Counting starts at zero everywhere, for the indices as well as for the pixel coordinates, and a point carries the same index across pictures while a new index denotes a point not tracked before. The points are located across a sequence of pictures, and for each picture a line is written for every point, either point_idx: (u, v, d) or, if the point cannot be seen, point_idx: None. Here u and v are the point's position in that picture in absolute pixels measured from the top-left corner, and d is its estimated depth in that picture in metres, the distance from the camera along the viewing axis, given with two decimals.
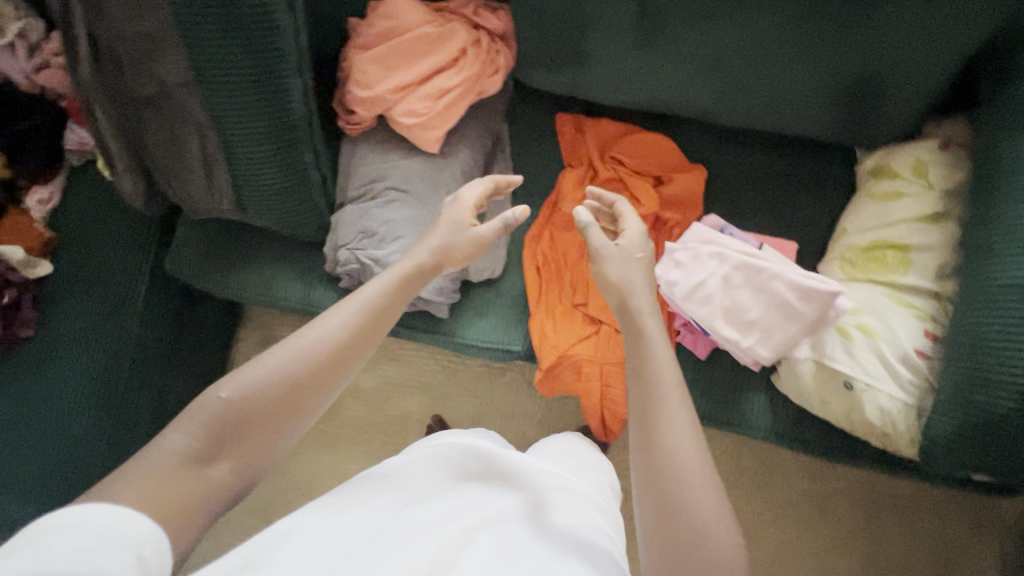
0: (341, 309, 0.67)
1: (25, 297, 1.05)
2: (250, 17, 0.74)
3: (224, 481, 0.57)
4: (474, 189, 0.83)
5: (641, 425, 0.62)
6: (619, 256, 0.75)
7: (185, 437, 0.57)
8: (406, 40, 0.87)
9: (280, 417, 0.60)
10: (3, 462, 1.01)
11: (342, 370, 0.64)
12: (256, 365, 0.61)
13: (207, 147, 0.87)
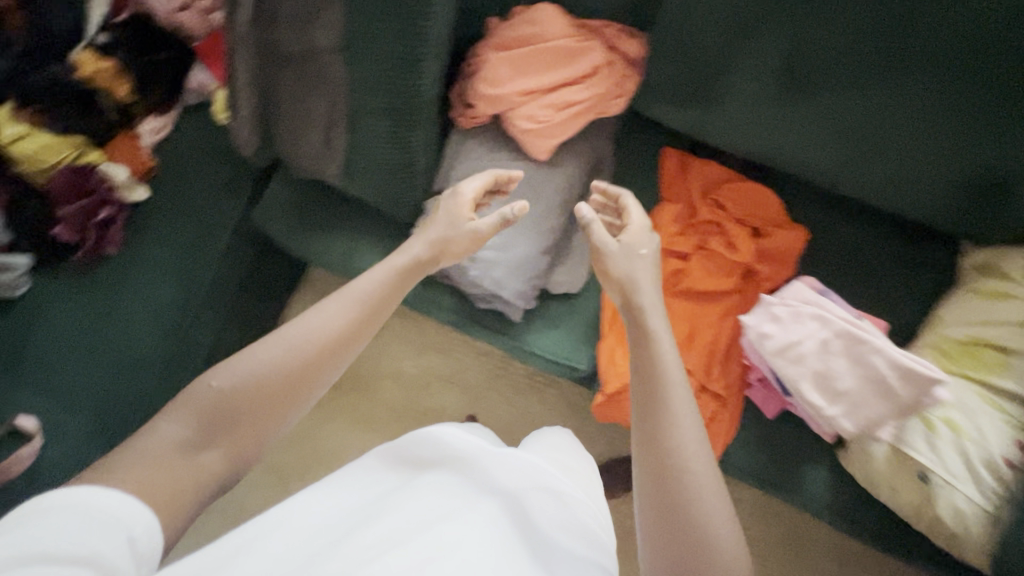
0: (334, 301, 0.65)
1: (119, 217, 1.09)
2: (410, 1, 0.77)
3: (217, 468, 0.58)
4: (469, 180, 0.81)
5: (640, 423, 0.60)
6: (621, 253, 0.73)
7: (178, 427, 0.57)
8: (544, 49, 0.89)
9: (269, 410, 0.59)
10: (65, 371, 1.04)
11: (337, 360, 0.63)
12: (246, 355, 0.60)
13: (330, 112, 0.90)
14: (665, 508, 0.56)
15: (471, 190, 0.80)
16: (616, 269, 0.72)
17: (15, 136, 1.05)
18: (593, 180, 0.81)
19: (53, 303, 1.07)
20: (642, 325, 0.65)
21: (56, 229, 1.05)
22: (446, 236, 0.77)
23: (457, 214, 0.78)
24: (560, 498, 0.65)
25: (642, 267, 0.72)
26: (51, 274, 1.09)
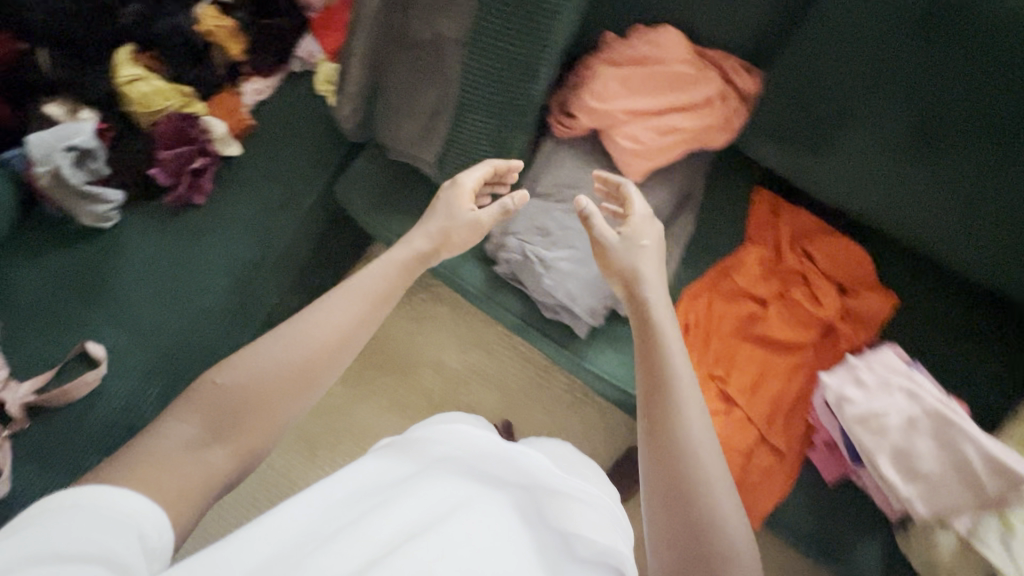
0: (334, 296, 0.66)
1: (211, 168, 1.13)
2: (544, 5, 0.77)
3: (223, 467, 0.56)
4: (468, 170, 0.85)
5: (647, 408, 0.61)
6: (624, 243, 0.76)
7: (186, 423, 0.56)
8: (658, 72, 0.89)
9: (276, 398, 0.59)
10: (137, 307, 1.08)
11: (341, 351, 0.63)
12: (247, 352, 0.60)
13: (438, 100, 0.91)
14: (670, 493, 0.55)
15: (473, 181, 0.84)
16: (622, 260, 0.75)
17: (131, 78, 1.10)
18: (597, 173, 0.85)
19: (135, 240, 1.12)
20: (647, 315, 0.68)
21: (154, 171, 1.10)
22: (446, 227, 0.80)
23: (456, 204, 0.81)
24: (569, 500, 0.63)
25: (638, 257, 0.75)
26: (139, 212, 1.13)
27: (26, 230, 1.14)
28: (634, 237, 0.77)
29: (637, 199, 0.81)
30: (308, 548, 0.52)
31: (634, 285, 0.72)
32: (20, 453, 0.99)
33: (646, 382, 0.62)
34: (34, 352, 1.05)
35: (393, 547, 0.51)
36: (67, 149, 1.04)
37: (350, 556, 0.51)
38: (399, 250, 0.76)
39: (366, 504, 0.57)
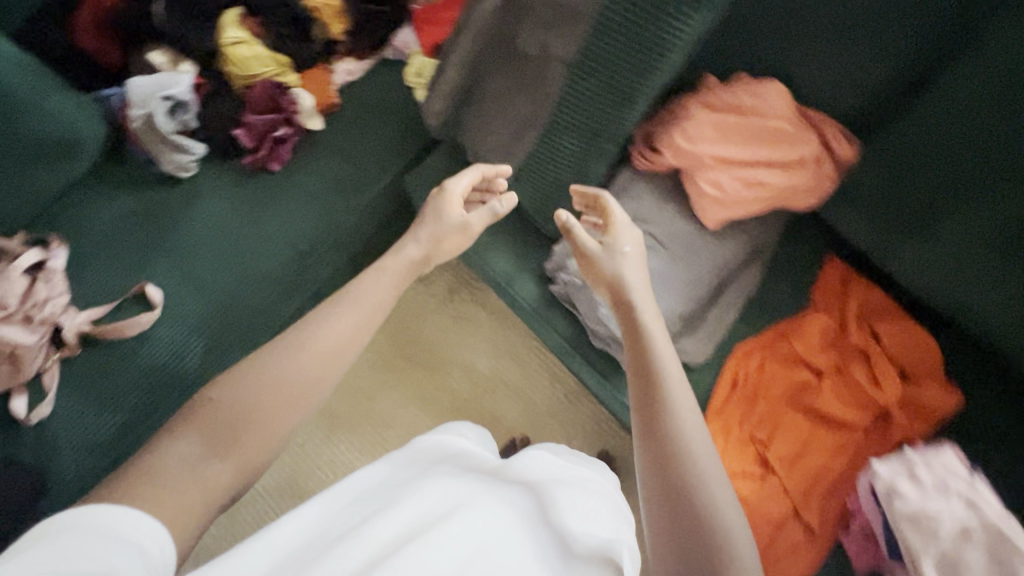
0: (330, 309, 0.68)
1: (292, 138, 1.16)
2: (656, 42, 0.76)
3: (226, 480, 0.55)
4: (456, 177, 0.88)
5: (638, 403, 0.62)
6: (607, 254, 0.79)
7: (188, 440, 0.55)
8: (758, 124, 0.87)
9: (274, 411, 0.59)
10: (199, 260, 1.11)
11: (339, 361, 0.64)
12: (245, 367, 0.61)
13: (529, 115, 0.92)
14: (662, 484, 0.55)
15: (459, 188, 0.87)
16: (609, 268, 0.77)
17: (234, 41, 1.13)
18: (574, 189, 0.88)
19: (208, 195, 1.15)
20: (636, 319, 0.70)
21: (239, 131, 1.13)
22: (436, 233, 0.84)
23: (444, 210, 0.85)
24: (574, 492, 0.67)
25: (620, 264, 0.77)
26: (217, 169, 1.17)
27: (111, 168, 1.19)
28: (613, 246, 0.79)
29: (612, 208, 0.83)
30: (314, 553, 0.54)
31: (622, 291, 0.74)
32: (68, 380, 1.03)
33: (637, 380, 0.64)
34: (98, 285, 1.09)
35: (392, 547, 0.53)
36: (164, 97, 1.09)
37: (352, 558, 0.52)
38: (393, 262, 0.78)
39: (371, 509, 0.60)
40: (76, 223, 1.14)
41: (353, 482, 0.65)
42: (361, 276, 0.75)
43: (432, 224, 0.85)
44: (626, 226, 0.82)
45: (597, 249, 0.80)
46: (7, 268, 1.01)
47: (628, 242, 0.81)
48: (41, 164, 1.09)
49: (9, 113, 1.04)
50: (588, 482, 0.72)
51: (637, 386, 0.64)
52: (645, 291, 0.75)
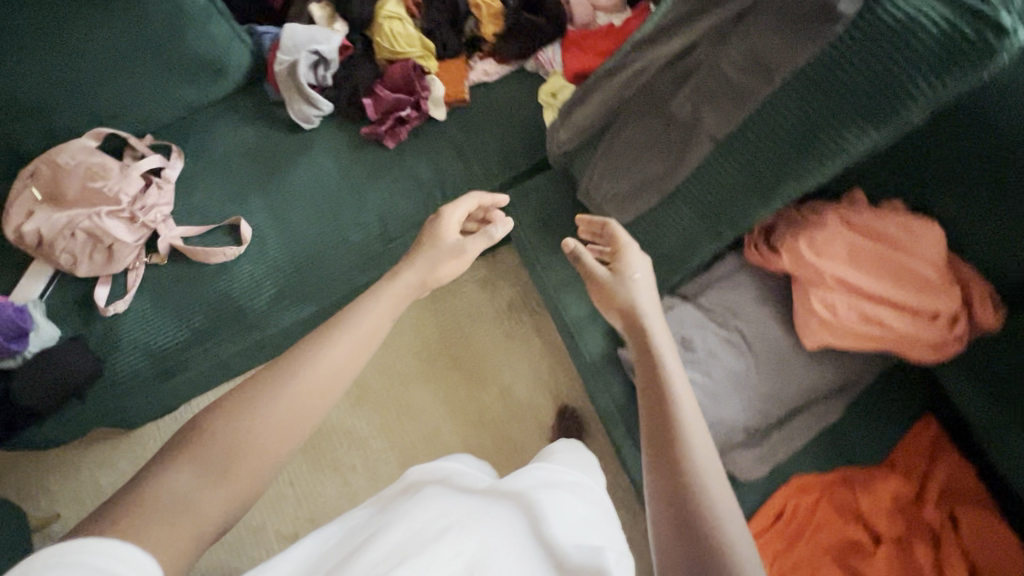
0: (321, 338, 0.65)
1: (413, 121, 1.17)
2: (818, 147, 0.71)
3: (216, 511, 0.55)
4: (452, 206, 0.87)
5: (649, 431, 0.57)
6: (618, 280, 0.72)
7: (181, 473, 0.55)
8: (895, 260, 0.79)
9: (264, 443, 0.58)
10: (294, 211, 1.14)
11: (328, 396, 0.63)
12: (234, 401, 0.60)
13: (654, 177, 0.89)
14: (674, 513, 0.51)
15: (455, 217, 0.85)
16: (623, 293, 0.71)
17: (392, 14, 1.16)
18: (579, 215, 0.87)
19: (322, 151, 1.18)
20: (644, 343, 0.64)
21: (366, 101, 1.15)
22: (432, 260, 0.80)
23: (440, 235, 0.83)
24: (564, 495, 0.64)
25: (631, 291, 0.71)
26: (337, 129, 1.20)
27: (244, 99, 1.24)
28: (624, 271, 0.74)
29: (620, 233, 0.79)
30: None
31: (634, 314, 0.68)
32: (147, 284, 1.08)
33: (647, 406, 0.59)
34: (200, 206, 1.15)
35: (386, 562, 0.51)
36: (310, 51, 1.13)
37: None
38: (392, 286, 0.74)
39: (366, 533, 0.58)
40: (200, 142, 1.21)
41: (343, 522, 0.66)
42: (355, 302, 0.71)
43: (430, 254, 0.81)
44: (636, 249, 0.77)
45: (607, 275, 0.74)
46: (132, 168, 1.12)
47: (640, 267, 0.74)
48: (189, 79, 1.16)
49: (178, 27, 1.09)
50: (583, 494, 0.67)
51: (647, 411, 0.59)
52: (657, 313, 0.69)
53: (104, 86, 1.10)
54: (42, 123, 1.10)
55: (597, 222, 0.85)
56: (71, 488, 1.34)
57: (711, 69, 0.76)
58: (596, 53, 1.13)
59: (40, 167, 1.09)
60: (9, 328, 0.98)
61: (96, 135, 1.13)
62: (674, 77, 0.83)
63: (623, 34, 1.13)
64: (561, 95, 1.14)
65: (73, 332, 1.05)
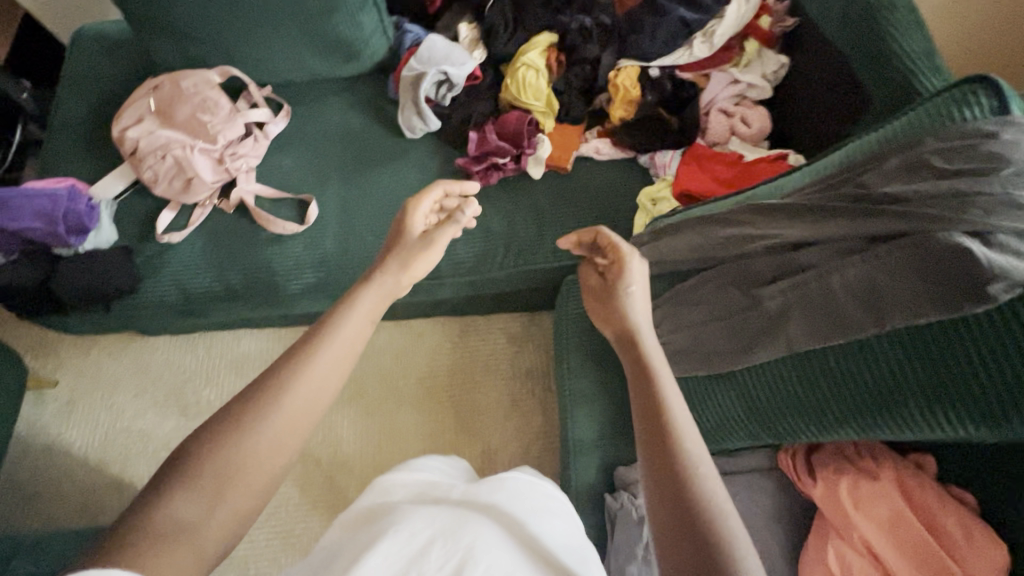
0: (309, 345, 0.63)
1: (507, 170, 1.14)
2: (908, 411, 0.63)
3: (217, 534, 0.52)
4: (416, 199, 0.84)
5: (645, 440, 0.56)
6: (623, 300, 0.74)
7: (182, 499, 0.52)
8: (940, 559, 0.67)
9: (259, 462, 0.56)
10: (362, 211, 1.13)
11: (318, 406, 0.61)
12: (228, 425, 0.56)
13: (719, 352, 0.78)
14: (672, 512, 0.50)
15: (422, 210, 0.84)
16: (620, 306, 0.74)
17: (530, 63, 1.13)
18: (558, 240, 0.85)
19: (411, 164, 1.17)
20: (640, 361, 0.64)
21: (472, 134, 1.14)
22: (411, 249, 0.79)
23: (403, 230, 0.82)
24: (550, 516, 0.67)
25: (626, 303, 0.74)
26: (434, 148, 1.19)
27: (364, 85, 1.26)
28: (622, 279, 0.76)
29: (618, 242, 0.79)
30: None
31: (635, 339, 0.68)
32: (206, 226, 1.12)
33: (639, 412, 0.59)
34: (283, 172, 1.18)
35: None
36: (440, 70, 1.13)
37: None
38: (371, 292, 0.71)
39: (358, 549, 0.56)
40: (310, 111, 1.24)
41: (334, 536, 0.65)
42: (333, 310, 0.68)
43: (399, 251, 0.79)
44: (633, 255, 0.78)
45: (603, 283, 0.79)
46: (240, 113, 1.16)
47: (639, 276, 0.76)
48: (324, 53, 1.19)
49: (334, 4, 1.11)
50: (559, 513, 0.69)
51: (639, 417, 0.59)
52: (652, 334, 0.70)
53: (246, 33, 1.13)
54: (182, 47, 1.16)
55: (587, 232, 0.84)
56: (77, 365, 1.43)
57: (820, 281, 0.68)
58: (713, 178, 1.06)
59: (163, 84, 1.16)
60: (74, 221, 1.03)
61: (222, 72, 1.18)
62: (779, 267, 0.73)
63: (749, 170, 1.04)
64: (660, 206, 1.08)
65: (127, 243, 1.10)
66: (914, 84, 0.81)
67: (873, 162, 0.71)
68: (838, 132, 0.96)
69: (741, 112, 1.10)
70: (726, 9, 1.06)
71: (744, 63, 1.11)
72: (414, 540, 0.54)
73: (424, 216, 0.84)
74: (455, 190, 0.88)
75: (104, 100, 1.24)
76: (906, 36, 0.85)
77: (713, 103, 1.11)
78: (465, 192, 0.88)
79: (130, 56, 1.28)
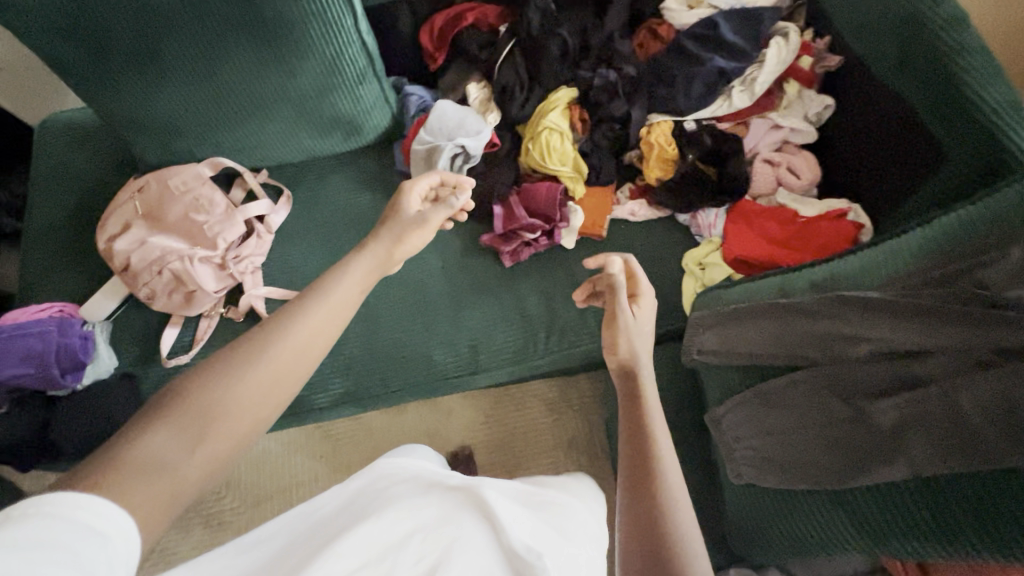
0: (300, 302, 0.65)
1: (538, 244, 1.04)
2: None
3: (190, 479, 0.53)
4: (414, 179, 0.89)
5: (628, 454, 0.59)
6: (635, 328, 0.71)
7: (158, 435, 0.53)
8: None
9: (247, 407, 0.57)
10: (385, 307, 1.03)
11: (305, 360, 0.62)
12: (219, 366, 0.59)
13: (818, 467, 0.70)
14: (642, 532, 0.53)
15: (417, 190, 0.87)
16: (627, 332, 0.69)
17: (553, 125, 1.03)
18: (584, 261, 0.75)
19: (431, 245, 1.07)
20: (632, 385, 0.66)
21: (497, 210, 1.05)
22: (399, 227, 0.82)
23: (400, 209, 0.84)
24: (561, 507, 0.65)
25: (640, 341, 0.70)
26: (454, 226, 1.08)
27: (369, 159, 1.16)
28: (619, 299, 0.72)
29: (636, 276, 0.74)
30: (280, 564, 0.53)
31: (631, 371, 0.67)
32: (215, 340, 1.01)
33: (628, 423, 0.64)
34: (293, 268, 1.08)
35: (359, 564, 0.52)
36: (455, 144, 1.03)
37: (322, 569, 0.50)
38: (361, 259, 0.74)
39: (334, 529, 0.56)
40: (313, 195, 1.13)
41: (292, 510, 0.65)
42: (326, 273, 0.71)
43: (392, 224, 0.81)
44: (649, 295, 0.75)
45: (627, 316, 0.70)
46: (239, 209, 1.05)
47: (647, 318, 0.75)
48: (323, 132, 1.08)
49: (329, 81, 0.99)
50: (554, 517, 0.62)
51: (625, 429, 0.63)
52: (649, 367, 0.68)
53: (237, 122, 1.02)
54: (164, 141, 1.04)
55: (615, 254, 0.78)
56: None
57: (945, 398, 0.60)
58: (765, 237, 0.97)
59: (149, 183, 1.04)
60: (67, 358, 0.92)
61: (213, 164, 1.06)
62: (888, 375, 0.66)
63: (804, 230, 0.95)
64: (711, 272, 0.99)
65: (130, 369, 0.99)
66: (1004, 145, 0.73)
67: (985, 258, 0.63)
68: (909, 184, 0.87)
69: (785, 159, 1.01)
70: (765, 54, 0.99)
71: (785, 108, 1.03)
72: (398, 528, 0.55)
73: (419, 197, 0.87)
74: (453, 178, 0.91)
75: (82, 201, 1.12)
76: (987, 83, 0.76)
77: (756, 152, 1.03)
78: (459, 183, 0.91)
79: (107, 148, 1.16)
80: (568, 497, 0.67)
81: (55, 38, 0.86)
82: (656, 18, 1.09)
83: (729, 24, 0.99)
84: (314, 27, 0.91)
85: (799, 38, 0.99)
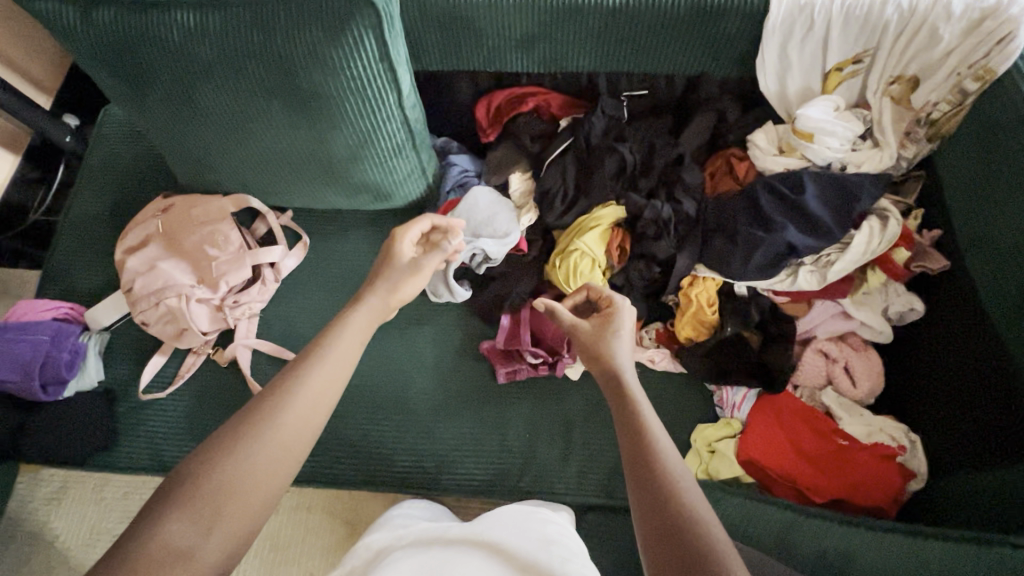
0: (303, 364, 0.63)
1: (539, 367, 0.95)
2: None
3: (211, 564, 0.52)
4: (404, 227, 0.82)
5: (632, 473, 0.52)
6: (606, 333, 0.66)
7: (173, 526, 0.52)
8: None
9: (260, 476, 0.56)
10: (364, 392, 0.97)
11: (312, 423, 0.61)
12: (223, 443, 0.57)
13: None
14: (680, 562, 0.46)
15: (409, 238, 0.81)
16: (606, 346, 0.65)
17: (587, 249, 0.91)
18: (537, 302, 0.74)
19: (430, 335, 1.01)
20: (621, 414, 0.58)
21: (505, 321, 0.96)
22: (392, 278, 0.76)
23: (391, 253, 0.79)
24: (536, 523, 0.70)
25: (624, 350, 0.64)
26: (458, 322, 1.01)
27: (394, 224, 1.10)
28: (607, 326, 0.67)
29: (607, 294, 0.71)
30: None
31: (615, 375, 0.61)
32: (196, 377, 1.00)
33: (633, 485, 0.52)
34: (290, 320, 1.05)
35: None
36: (477, 244, 0.94)
37: None
38: (362, 313, 0.71)
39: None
40: (331, 248, 1.09)
41: None
42: (327, 330, 0.68)
43: (389, 275, 0.77)
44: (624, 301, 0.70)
45: (590, 325, 0.68)
46: (250, 252, 1.02)
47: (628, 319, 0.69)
48: (348, 193, 1.02)
49: (369, 137, 0.91)
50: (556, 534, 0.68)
51: (631, 492, 0.52)
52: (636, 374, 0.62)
53: (267, 169, 0.99)
54: (197, 170, 1.02)
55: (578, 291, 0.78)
56: None
57: None
58: (791, 441, 0.83)
59: (175, 206, 1.04)
60: (51, 371, 0.93)
61: (239, 201, 1.05)
62: None
63: (841, 452, 0.81)
64: (719, 462, 0.85)
65: (112, 386, 1.00)
66: None
67: None
68: (985, 458, 0.72)
69: (846, 354, 0.86)
70: (852, 237, 0.84)
71: (862, 296, 0.87)
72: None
73: (412, 244, 0.81)
74: (441, 228, 0.84)
75: (115, 201, 1.13)
76: None
77: (811, 335, 0.88)
78: (450, 228, 0.84)
79: (151, 151, 1.17)
80: (553, 515, 0.75)
81: (100, 68, 0.84)
82: (740, 149, 0.96)
83: (817, 189, 0.84)
84: (350, 102, 0.86)
85: (899, 226, 0.83)
